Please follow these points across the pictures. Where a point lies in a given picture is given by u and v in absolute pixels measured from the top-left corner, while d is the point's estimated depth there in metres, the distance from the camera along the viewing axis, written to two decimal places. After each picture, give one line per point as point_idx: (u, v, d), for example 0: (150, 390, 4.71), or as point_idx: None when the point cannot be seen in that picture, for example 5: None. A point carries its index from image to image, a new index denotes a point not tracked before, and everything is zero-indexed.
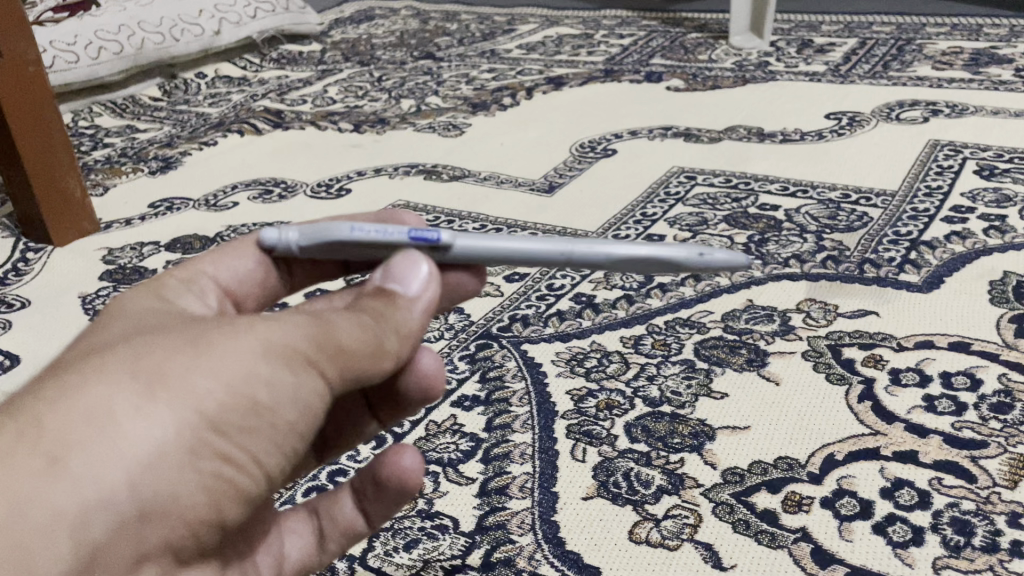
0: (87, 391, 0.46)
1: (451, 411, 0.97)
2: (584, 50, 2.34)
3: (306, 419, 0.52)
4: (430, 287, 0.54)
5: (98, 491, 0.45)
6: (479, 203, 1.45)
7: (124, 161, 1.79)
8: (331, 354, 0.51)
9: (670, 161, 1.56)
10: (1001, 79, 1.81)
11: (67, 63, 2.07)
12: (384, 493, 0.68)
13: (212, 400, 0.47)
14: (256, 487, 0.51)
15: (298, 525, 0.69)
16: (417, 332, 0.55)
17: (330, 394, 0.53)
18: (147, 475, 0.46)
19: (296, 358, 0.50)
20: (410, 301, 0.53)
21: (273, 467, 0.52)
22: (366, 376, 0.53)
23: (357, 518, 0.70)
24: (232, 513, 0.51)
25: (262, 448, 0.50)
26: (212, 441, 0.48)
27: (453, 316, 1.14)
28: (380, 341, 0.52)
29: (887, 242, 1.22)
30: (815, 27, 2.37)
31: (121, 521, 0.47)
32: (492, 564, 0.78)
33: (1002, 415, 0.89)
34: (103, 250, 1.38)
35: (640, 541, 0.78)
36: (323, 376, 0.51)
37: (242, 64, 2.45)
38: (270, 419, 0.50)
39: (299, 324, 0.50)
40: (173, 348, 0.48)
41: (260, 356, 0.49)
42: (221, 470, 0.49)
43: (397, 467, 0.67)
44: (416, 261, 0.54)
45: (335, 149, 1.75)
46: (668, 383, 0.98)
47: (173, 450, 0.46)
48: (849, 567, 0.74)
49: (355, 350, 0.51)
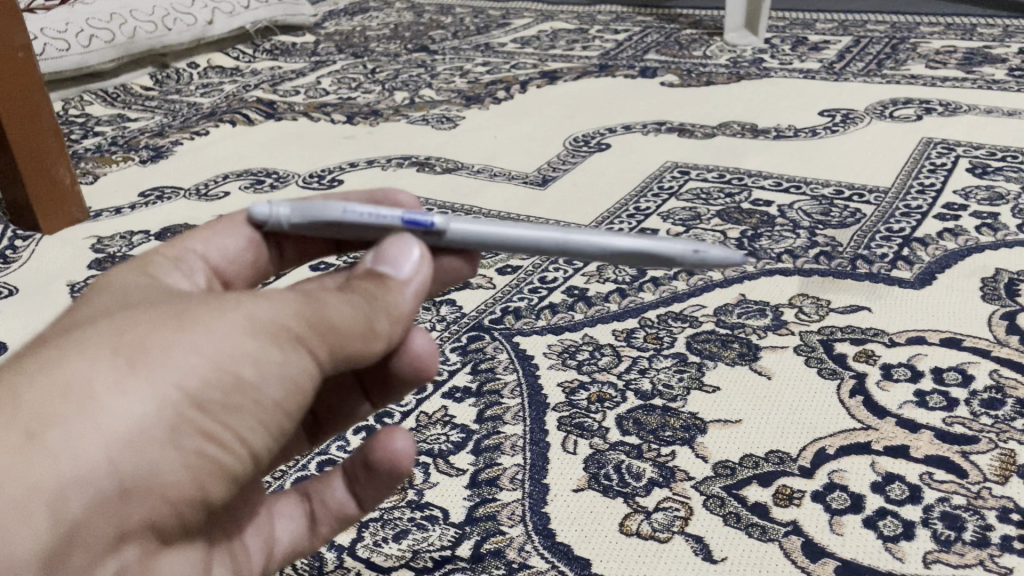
0: (66, 365, 0.45)
1: (442, 403, 0.96)
2: (578, 45, 2.33)
3: (293, 398, 0.51)
4: (421, 268, 0.54)
5: (78, 466, 0.44)
6: (472, 196, 1.44)
7: (115, 150, 1.77)
8: (321, 334, 0.50)
9: (663, 155, 1.56)
10: (995, 78, 1.82)
11: (59, 51, 2.05)
12: (376, 476, 0.68)
13: (195, 376, 0.46)
14: (241, 466, 0.51)
15: (289, 509, 0.68)
16: (409, 314, 0.55)
17: (319, 374, 0.52)
18: (127, 452, 0.45)
19: (283, 336, 0.49)
20: (401, 283, 0.53)
21: (258, 446, 0.51)
22: (356, 357, 0.53)
23: (348, 501, 0.69)
24: (216, 493, 0.51)
25: (246, 427, 0.49)
26: (195, 417, 0.47)
27: (445, 308, 1.14)
28: (372, 322, 0.52)
29: (880, 238, 1.22)
30: (810, 25, 2.37)
31: (101, 498, 0.46)
32: (481, 555, 0.77)
33: (993, 411, 0.89)
34: (93, 238, 1.37)
35: (630, 533, 0.78)
36: (311, 355, 0.50)
37: (235, 55, 2.44)
38: (256, 397, 0.49)
39: (288, 301, 0.50)
40: (157, 322, 0.47)
41: (246, 333, 0.48)
42: (205, 448, 0.48)
43: (388, 450, 0.66)
44: (406, 240, 0.54)
45: (328, 140, 1.74)
46: (660, 375, 0.98)
47: (155, 425, 0.46)
48: (840, 560, 0.74)
49: (347, 331, 0.51)
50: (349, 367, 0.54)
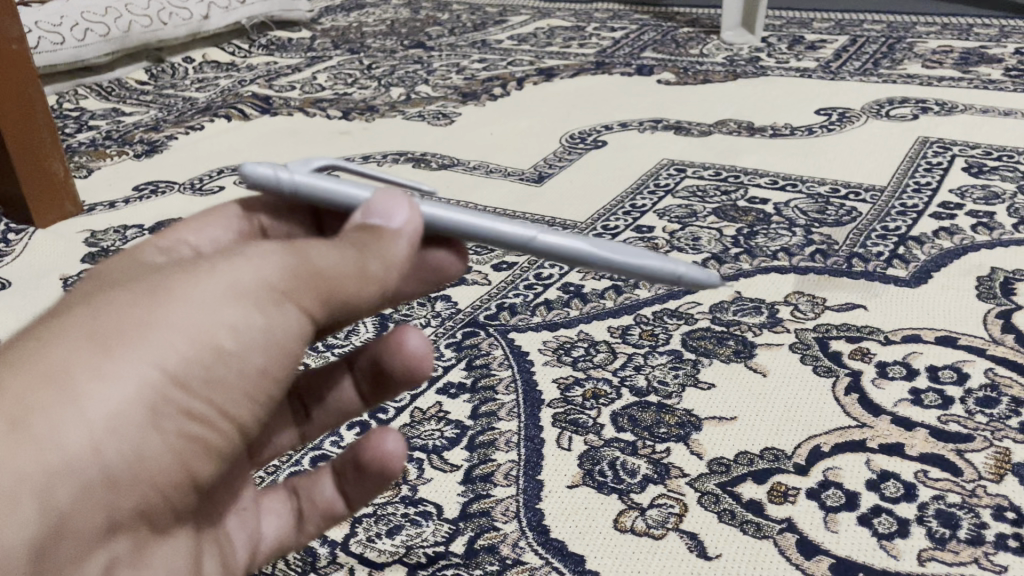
0: (41, 354, 0.44)
1: (437, 399, 0.96)
2: (576, 42, 2.33)
3: (278, 363, 0.50)
4: (414, 218, 0.52)
5: (62, 455, 0.43)
6: (468, 192, 1.44)
7: (109, 144, 1.77)
8: (308, 282, 0.49)
9: (660, 153, 1.55)
10: (991, 78, 1.82)
11: (53, 45, 2.03)
12: (365, 477, 0.67)
13: (176, 351, 0.45)
14: (228, 440, 0.50)
15: (276, 505, 0.68)
16: (404, 258, 0.52)
17: (305, 336, 0.51)
18: (110, 437, 0.45)
19: (265, 297, 0.48)
20: (395, 233, 0.51)
21: (244, 417, 0.50)
22: (348, 305, 0.51)
23: (337, 500, 0.68)
24: (202, 470, 0.50)
25: (231, 398, 0.49)
26: (177, 395, 0.46)
27: (440, 304, 1.13)
28: (364, 267, 0.50)
29: (876, 236, 1.22)
30: (806, 24, 2.37)
31: (88, 486, 0.45)
32: (475, 551, 0.77)
33: (989, 409, 0.89)
34: (86, 232, 1.37)
35: (625, 530, 0.78)
36: (296, 312, 0.50)
37: (231, 50, 2.43)
38: (240, 365, 0.48)
39: (270, 260, 0.49)
40: (134, 300, 0.46)
41: (226, 299, 0.47)
42: (188, 426, 0.47)
43: (379, 451, 0.66)
44: (398, 195, 0.52)
45: (324, 136, 1.74)
46: (655, 373, 0.97)
47: (136, 408, 0.45)
48: (834, 558, 0.74)
49: (336, 277, 0.50)
50: (342, 315, 0.53)
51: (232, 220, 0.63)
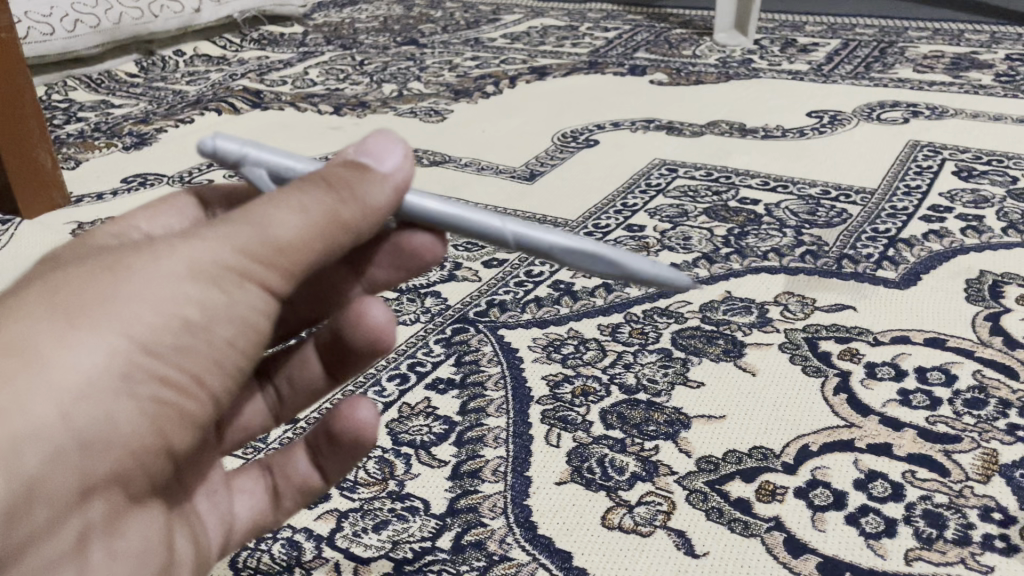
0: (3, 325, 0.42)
1: (425, 394, 0.95)
2: (569, 42, 2.33)
3: (246, 336, 0.49)
4: (403, 167, 0.51)
5: (29, 427, 0.42)
6: (459, 189, 1.44)
7: (97, 136, 1.75)
8: (270, 257, 0.47)
9: (652, 153, 1.55)
10: (982, 83, 1.83)
11: (43, 35, 2.02)
12: (339, 449, 0.64)
13: (142, 323, 0.44)
14: (202, 410, 0.49)
15: (248, 485, 0.64)
16: (385, 204, 0.50)
17: (272, 308, 0.49)
18: (79, 405, 0.43)
19: (226, 273, 0.46)
20: (382, 176, 0.50)
21: (217, 389, 0.49)
22: (315, 266, 0.49)
23: (313, 474, 0.66)
24: (178, 442, 0.49)
25: (202, 369, 0.47)
26: (146, 364, 0.45)
27: (430, 300, 1.13)
28: (333, 221, 0.48)
29: (866, 238, 1.23)
30: (799, 27, 2.38)
31: (60, 456, 0.43)
32: (462, 546, 0.76)
33: (976, 411, 0.89)
34: (73, 223, 1.36)
35: (613, 527, 0.77)
36: (262, 285, 0.48)
37: (222, 44, 2.42)
38: (208, 338, 0.47)
39: (225, 234, 0.46)
40: (93, 275, 0.45)
41: (186, 276, 0.45)
42: (159, 394, 0.46)
43: (352, 421, 0.63)
44: (393, 139, 0.52)
45: (315, 130, 1.73)
46: (644, 370, 0.97)
47: (103, 377, 0.44)
48: (821, 556, 0.74)
49: (300, 244, 0.47)
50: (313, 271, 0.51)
51: (187, 210, 0.61)
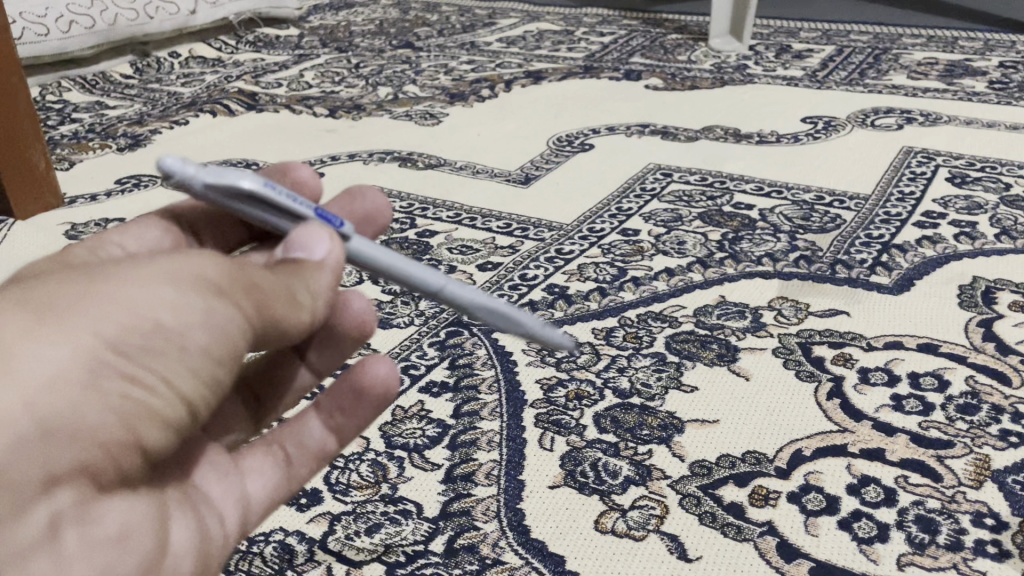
0: None
1: (419, 398, 0.95)
2: (564, 46, 2.33)
3: (225, 348, 0.48)
4: (334, 250, 0.53)
5: None
6: (454, 192, 1.44)
7: (91, 137, 1.75)
8: (244, 286, 0.48)
9: (646, 158, 1.55)
10: (975, 90, 1.83)
11: (37, 36, 2.01)
12: (361, 404, 0.68)
13: (112, 324, 0.44)
14: (175, 413, 0.48)
15: (260, 464, 0.64)
16: (327, 289, 0.53)
17: (250, 331, 0.49)
18: (43, 395, 0.43)
19: (203, 285, 0.47)
20: (317, 267, 0.52)
21: (191, 393, 0.48)
22: (283, 327, 0.51)
23: (327, 439, 0.67)
24: (151, 440, 0.48)
25: (175, 371, 0.47)
26: (114, 361, 0.45)
27: (425, 303, 1.13)
28: (294, 292, 0.51)
29: (859, 244, 1.23)
30: (793, 34, 2.39)
31: (22, 445, 0.43)
32: (455, 550, 0.76)
33: (969, 416, 0.89)
34: (67, 224, 1.36)
35: (606, 531, 0.77)
36: (240, 308, 0.48)
37: (218, 45, 2.41)
38: (183, 343, 0.46)
39: (207, 257, 0.48)
40: (70, 282, 0.46)
41: (162, 283, 0.46)
42: (128, 392, 0.45)
43: (378, 373, 0.67)
44: (316, 226, 0.53)
45: (310, 133, 1.73)
46: (639, 374, 0.97)
47: (71, 370, 0.44)
48: (814, 561, 0.74)
49: (271, 291, 0.49)
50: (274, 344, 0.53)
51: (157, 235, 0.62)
